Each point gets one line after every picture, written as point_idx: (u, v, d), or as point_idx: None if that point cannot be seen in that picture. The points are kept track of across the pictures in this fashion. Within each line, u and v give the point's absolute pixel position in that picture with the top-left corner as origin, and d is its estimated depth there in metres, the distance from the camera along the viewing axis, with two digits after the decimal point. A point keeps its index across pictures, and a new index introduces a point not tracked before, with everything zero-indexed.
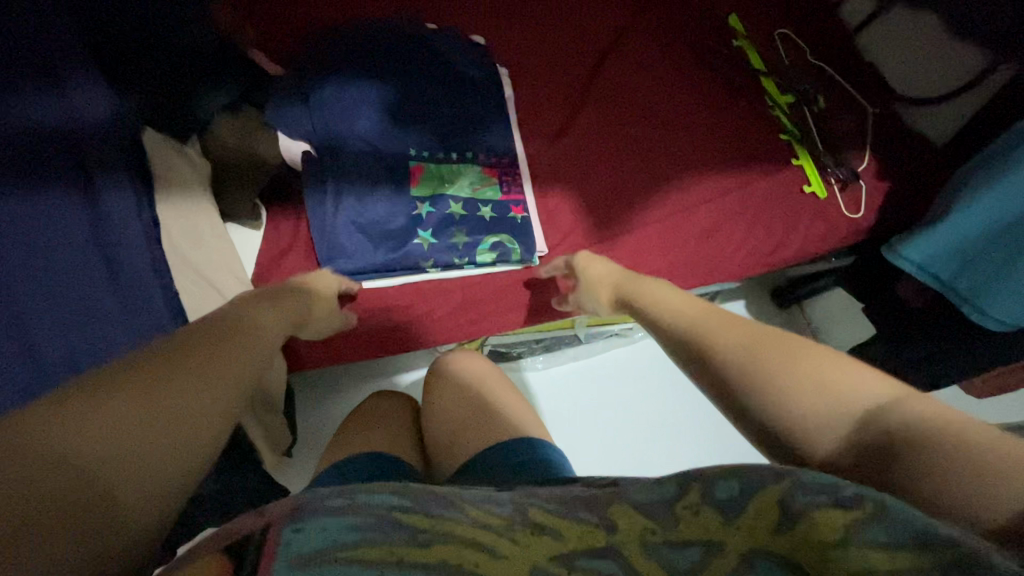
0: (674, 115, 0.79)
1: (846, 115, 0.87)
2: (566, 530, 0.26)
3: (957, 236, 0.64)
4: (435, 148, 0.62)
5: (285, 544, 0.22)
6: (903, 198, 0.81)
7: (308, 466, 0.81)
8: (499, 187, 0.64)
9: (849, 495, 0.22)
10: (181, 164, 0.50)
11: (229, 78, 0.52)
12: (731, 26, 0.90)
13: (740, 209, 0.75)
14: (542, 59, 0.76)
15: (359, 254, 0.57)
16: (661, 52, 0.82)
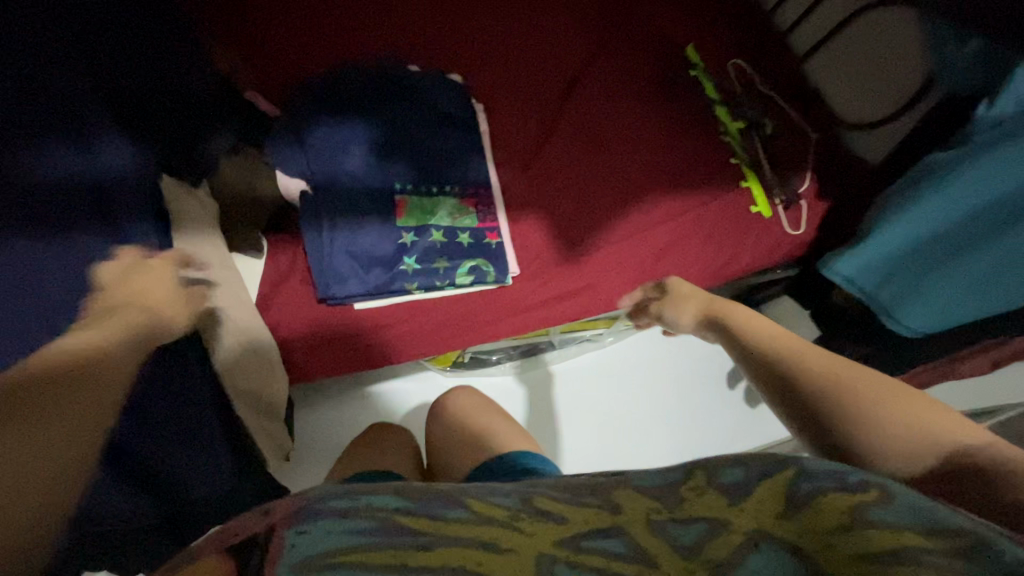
0: (634, 142, 0.86)
1: (791, 139, 0.96)
2: (572, 515, 0.28)
3: (894, 243, 0.69)
4: (416, 179, 0.69)
5: (290, 545, 0.24)
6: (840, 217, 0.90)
7: (302, 468, 0.87)
8: (476, 216, 0.71)
9: (859, 482, 0.27)
10: (191, 203, 0.56)
11: (229, 127, 0.60)
12: (687, 56, 0.98)
13: (692, 228, 0.84)
14: (514, 93, 0.83)
15: (350, 279, 0.63)
16: (622, 84, 0.90)
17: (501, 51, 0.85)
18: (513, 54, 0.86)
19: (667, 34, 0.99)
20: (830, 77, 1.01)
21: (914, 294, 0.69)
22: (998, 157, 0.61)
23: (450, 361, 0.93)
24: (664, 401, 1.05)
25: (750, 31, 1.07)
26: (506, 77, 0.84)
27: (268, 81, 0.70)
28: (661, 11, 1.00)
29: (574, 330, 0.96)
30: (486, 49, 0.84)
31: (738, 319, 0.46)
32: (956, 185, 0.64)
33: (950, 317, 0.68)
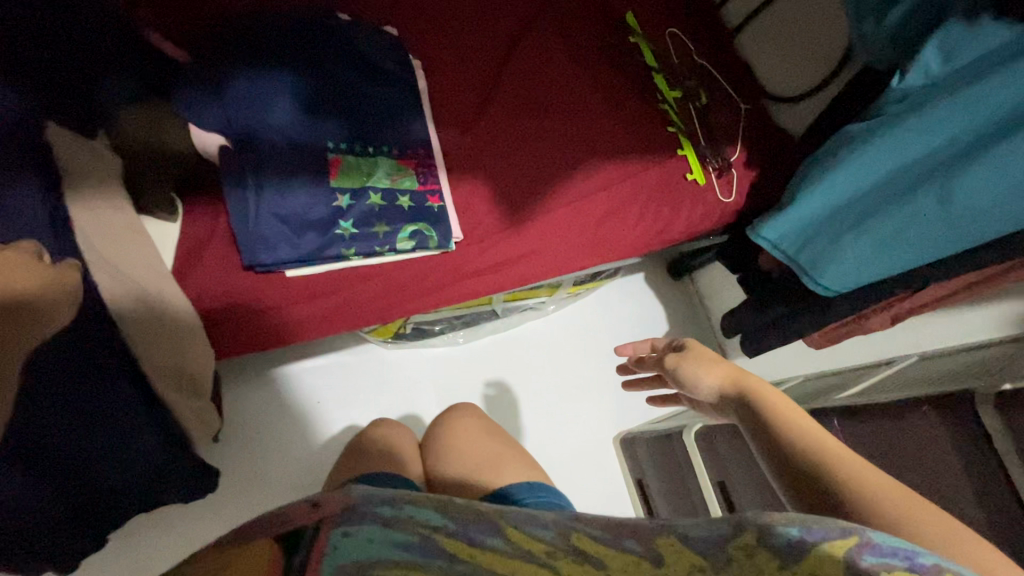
0: (575, 107, 0.86)
1: (725, 109, 0.99)
2: (610, 561, 0.31)
3: (805, 215, 0.75)
4: (351, 139, 0.65)
5: (334, 545, 0.31)
6: (767, 186, 0.95)
7: (235, 450, 0.82)
8: (417, 178, 0.68)
9: (932, 569, 0.25)
10: (92, 163, 0.52)
11: (131, 74, 0.54)
12: (627, 22, 0.98)
13: (631, 195, 0.85)
14: (453, 52, 0.80)
15: (282, 246, 0.59)
16: (562, 48, 0.89)
17: (439, 5, 0.81)
18: (450, 10, 0.82)
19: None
20: (761, 49, 1.07)
21: (832, 258, 0.73)
22: (907, 125, 0.65)
23: (393, 333, 0.90)
24: (606, 366, 1.09)
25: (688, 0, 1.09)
26: (444, 35, 0.80)
27: (176, 23, 0.63)
28: None
29: (518, 299, 0.96)
30: (421, 2, 0.80)
31: (782, 416, 0.42)
32: (858, 159, 0.69)
33: (859, 279, 0.73)
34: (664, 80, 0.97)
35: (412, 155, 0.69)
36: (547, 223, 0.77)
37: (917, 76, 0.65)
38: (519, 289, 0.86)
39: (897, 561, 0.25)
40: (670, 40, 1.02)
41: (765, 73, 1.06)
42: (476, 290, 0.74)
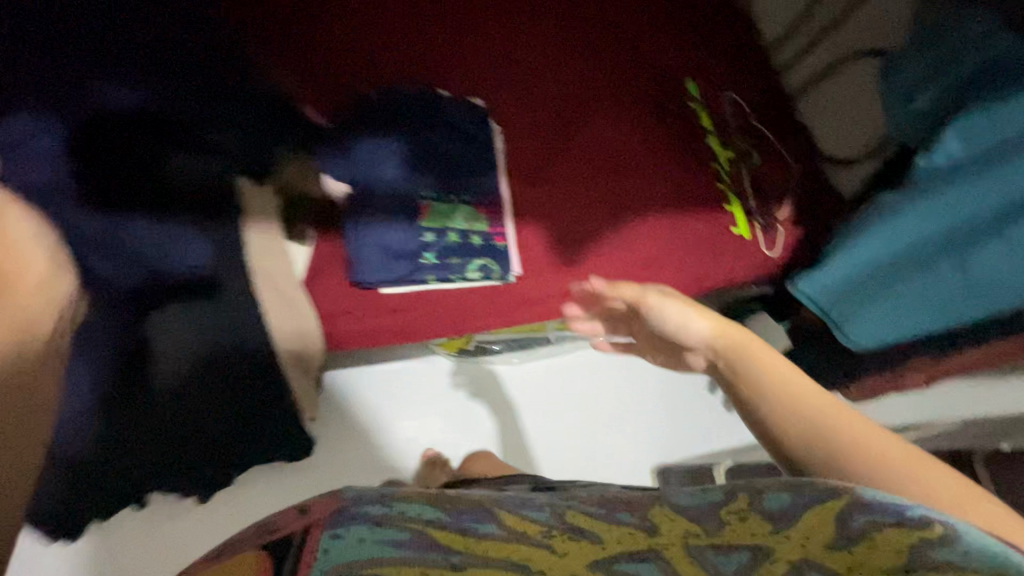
0: (631, 165, 0.98)
1: (777, 169, 1.06)
2: (605, 535, 0.40)
3: (839, 272, 0.79)
4: (439, 188, 0.81)
5: (325, 548, 0.37)
6: (811, 243, 1.01)
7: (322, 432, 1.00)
8: (488, 222, 0.83)
9: (917, 519, 0.33)
10: (256, 200, 0.73)
11: (288, 138, 0.74)
12: (686, 89, 1.09)
13: (676, 245, 0.95)
14: (527, 116, 0.95)
15: (381, 269, 0.75)
16: (623, 113, 1.02)
17: (519, 76, 0.97)
18: (528, 81, 0.97)
19: (670, 67, 1.10)
20: (819, 113, 1.13)
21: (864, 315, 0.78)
22: (940, 197, 0.70)
23: (457, 347, 1.05)
24: (648, 398, 1.17)
25: (750, 66, 1.18)
26: (521, 103, 0.96)
27: (318, 94, 0.83)
28: (667, 46, 1.11)
29: (569, 329, 1.08)
30: (504, 76, 0.96)
31: (768, 380, 0.51)
32: (890, 226, 0.74)
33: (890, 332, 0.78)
34: (717, 141, 1.07)
35: (486, 203, 0.84)
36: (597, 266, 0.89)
37: (946, 151, 0.70)
38: (570, 320, 0.99)
39: (891, 516, 0.33)
40: (727, 104, 1.12)
41: (821, 136, 1.12)
42: (531, 317, 0.87)
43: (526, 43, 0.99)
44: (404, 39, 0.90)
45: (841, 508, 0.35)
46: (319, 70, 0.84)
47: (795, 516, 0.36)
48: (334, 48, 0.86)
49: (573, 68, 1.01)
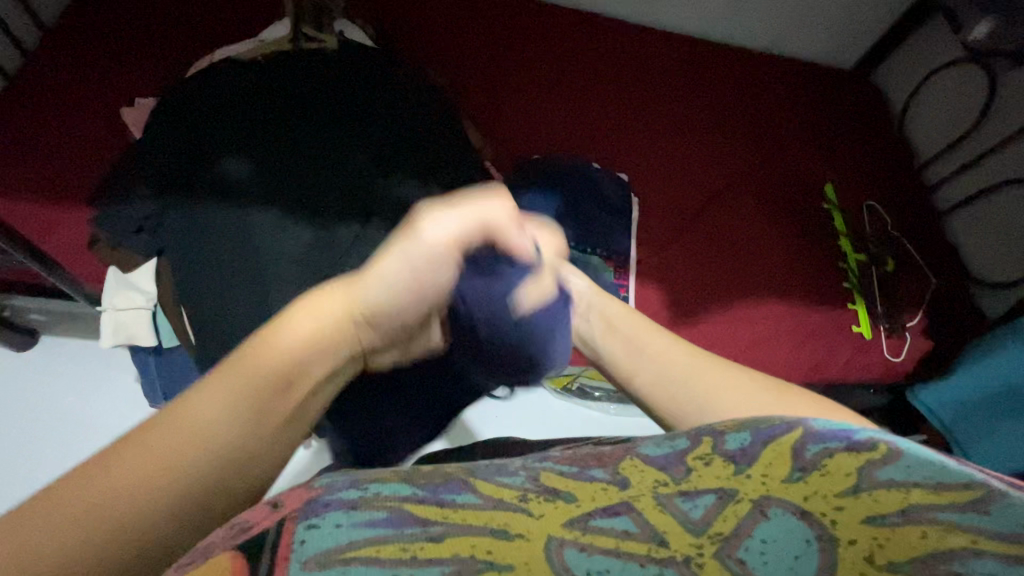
0: (756, 251, 1.06)
1: (913, 278, 1.07)
2: (580, 494, 0.34)
3: (964, 383, 0.82)
4: (579, 240, 0.97)
5: (300, 540, 0.28)
6: (938, 358, 1.01)
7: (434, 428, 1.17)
8: (614, 274, 0.97)
9: (863, 441, 0.32)
10: None
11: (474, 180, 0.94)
12: (824, 192, 1.15)
13: (791, 331, 1.00)
14: (666, 193, 1.09)
15: None
16: (756, 204, 1.11)
17: (664, 162, 1.11)
18: (672, 165, 1.11)
19: (810, 170, 1.17)
20: (971, 233, 1.13)
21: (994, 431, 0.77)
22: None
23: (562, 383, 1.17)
24: None
25: (897, 177, 1.21)
26: (662, 182, 1.10)
27: (500, 157, 1.05)
28: (810, 151, 1.19)
29: None
30: (651, 158, 1.11)
31: (639, 345, 0.54)
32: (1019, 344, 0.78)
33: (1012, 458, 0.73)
34: (850, 244, 1.10)
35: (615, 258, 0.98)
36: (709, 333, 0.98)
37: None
38: None
39: (838, 441, 0.33)
40: (865, 211, 1.15)
41: (973, 256, 1.13)
42: None
43: (674, 133, 1.14)
44: (574, 122, 1.11)
45: (791, 442, 0.33)
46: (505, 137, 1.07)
47: (752, 454, 0.33)
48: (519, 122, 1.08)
49: (712, 160, 1.13)
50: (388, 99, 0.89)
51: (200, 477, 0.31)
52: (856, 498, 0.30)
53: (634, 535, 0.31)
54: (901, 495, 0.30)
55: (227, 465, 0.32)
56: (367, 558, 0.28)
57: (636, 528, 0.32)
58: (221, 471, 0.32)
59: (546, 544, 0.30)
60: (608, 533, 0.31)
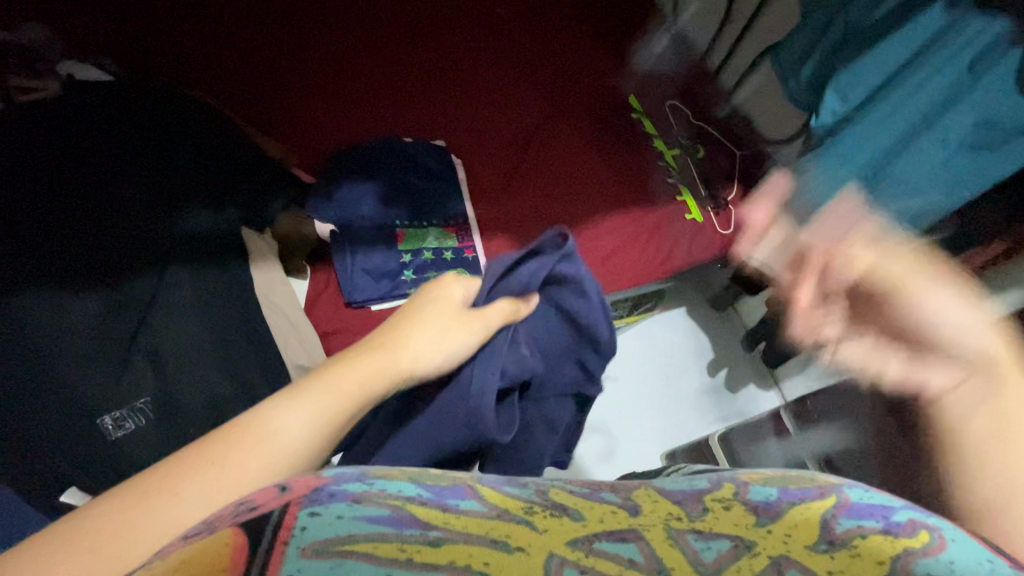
0: (577, 181, 1.11)
1: (720, 159, 1.24)
2: (587, 516, 0.34)
3: (799, 215, 0.94)
4: (412, 220, 0.99)
5: (302, 526, 0.28)
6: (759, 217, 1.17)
7: None
8: (457, 239, 1.00)
9: (903, 527, 0.34)
10: (262, 246, 0.88)
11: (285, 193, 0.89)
12: (629, 103, 1.25)
13: (631, 238, 1.08)
14: (480, 148, 1.10)
15: (366, 289, 0.93)
16: (568, 136, 1.16)
17: (451, 96, 1.14)
18: (471, 118, 1.13)
19: (613, 88, 1.26)
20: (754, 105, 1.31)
21: None
22: (861, 125, 0.83)
23: None
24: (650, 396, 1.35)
25: (689, 75, 1.36)
26: (474, 139, 1.11)
27: (308, 158, 1.02)
28: (601, 66, 1.28)
29: None
30: (455, 121, 1.12)
31: None
32: (823, 165, 0.88)
33: None
34: (664, 143, 1.22)
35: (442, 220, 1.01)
36: None
37: (828, 116, 0.86)
38: None
39: (879, 523, 0.34)
40: (667, 113, 1.27)
41: (765, 123, 1.30)
42: None
43: (468, 91, 1.16)
44: (374, 112, 1.09)
45: (824, 509, 0.36)
46: (316, 146, 1.03)
47: (779, 512, 0.36)
48: (321, 122, 1.05)
49: (520, 106, 1.17)
50: (164, 129, 0.83)
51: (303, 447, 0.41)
52: None
53: (643, 564, 0.31)
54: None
55: (326, 424, 0.43)
56: (365, 553, 0.27)
57: (644, 556, 0.31)
58: (338, 415, 0.44)
59: (547, 558, 0.30)
60: (610, 558, 0.31)
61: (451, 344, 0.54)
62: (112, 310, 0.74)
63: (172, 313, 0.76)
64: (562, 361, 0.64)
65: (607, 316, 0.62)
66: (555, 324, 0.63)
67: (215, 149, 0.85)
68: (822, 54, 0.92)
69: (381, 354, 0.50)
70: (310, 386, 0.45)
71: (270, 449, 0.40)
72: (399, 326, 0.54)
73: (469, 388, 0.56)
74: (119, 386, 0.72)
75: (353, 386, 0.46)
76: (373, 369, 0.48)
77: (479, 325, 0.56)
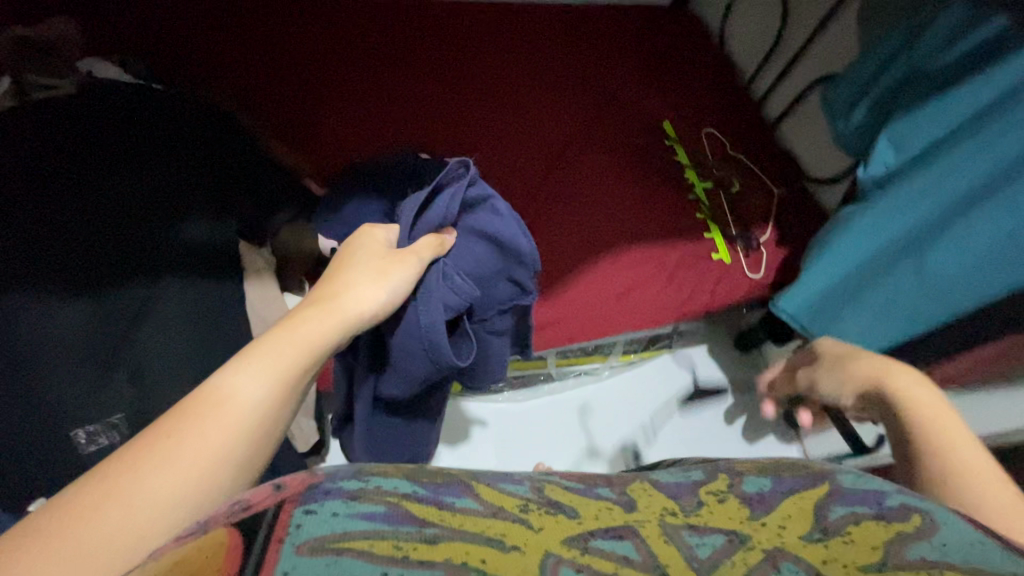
0: (603, 209, 1.12)
1: (758, 195, 1.24)
2: (583, 513, 0.34)
3: (840, 266, 0.93)
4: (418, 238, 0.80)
5: (296, 525, 0.28)
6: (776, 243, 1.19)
7: None
8: None
9: (898, 513, 0.36)
10: (261, 266, 0.89)
11: (289, 205, 0.88)
12: (663, 128, 1.27)
13: (638, 267, 1.09)
14: (513, 175, 1.10)
15: None
16: (595, 166, 1.17)
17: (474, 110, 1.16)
18: (512, 148, 1.13)
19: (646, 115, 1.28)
20: (800, 139, 1.34)
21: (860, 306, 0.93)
22: (916, 182, 0.83)
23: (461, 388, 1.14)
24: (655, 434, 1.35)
25: (731, 103, 1.37)
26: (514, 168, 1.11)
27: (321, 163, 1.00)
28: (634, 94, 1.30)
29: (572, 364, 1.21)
30: (496, 146, 1.12)
31: None
32: (871, 216, 0.88)
33: (865, 339, 0.96)
34: (696, 174, 1.22)
35: None
36: (578, 290, 1.03)
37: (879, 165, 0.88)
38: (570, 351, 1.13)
39: (873, 509, 0.36)
40: (703, 140, 1.28)
41: (809, 155, 1.32)
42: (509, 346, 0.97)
43: (509, 121, 1.17)
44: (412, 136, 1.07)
45: (817, 498, 0.37)
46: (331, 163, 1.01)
47: (772, 504, 0.37)
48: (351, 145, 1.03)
49: (554, 132, 1.18)
50: (169, 140, 0.82)
51: (268, 403, 0.40)
52: None
53: (637, 561, 0.32)
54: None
55: (287, 379, 0.42)
56: (360, 552, 0.27)
57: (639, 556, 0.32)
58: (301, 368, 0.43)
59: (543, 558, 0.30)
60: (607, 555, 0.32)
61: (392, 281, 0.54)
62: (101, 315, 0.74)
63: (156, 330, 0.76)
64: (494, 279, 0.68)
65: (521, 231, 0.68)
66: (482, 250, 0.66)
67: (223, 163, 0.85)
68: (870, 103, 0.90)
69: (328, 309, 0.48)
70: (259, 346, 0.43)
71: (233, 415, 0.38)
72: (334, 278, 0.52)
73: (418, 326, 0.60)
74: (94, 396, 0.72)
75: (311, 339, 0.45)
76: (328, 321, 0.47)
77: (412, 259, 0.56)
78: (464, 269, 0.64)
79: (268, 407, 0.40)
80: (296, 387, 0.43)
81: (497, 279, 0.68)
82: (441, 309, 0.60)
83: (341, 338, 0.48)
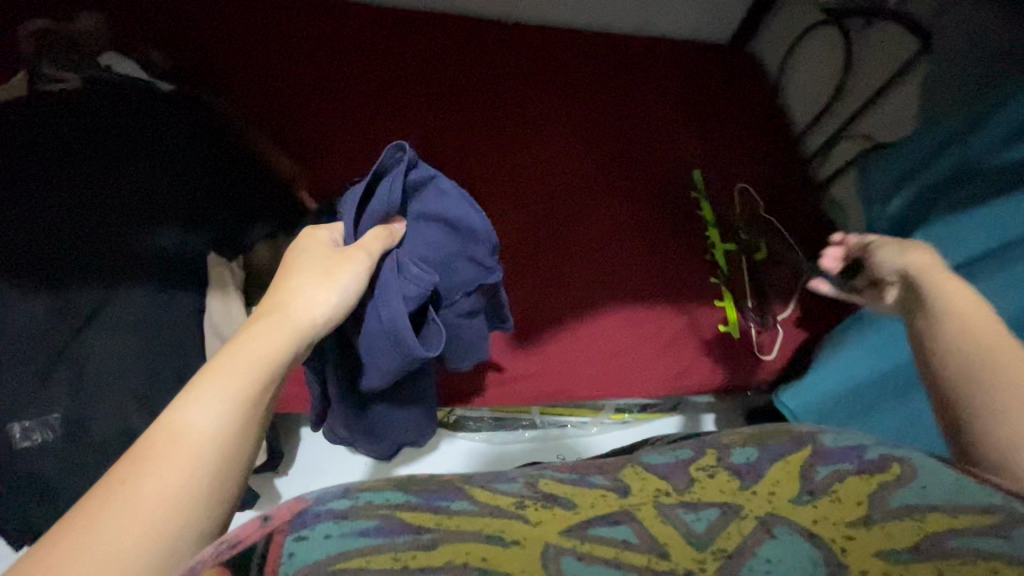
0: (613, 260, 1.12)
1: (785, 268, 1.16)
2: (579, 502, 0.34)
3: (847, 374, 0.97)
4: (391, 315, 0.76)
5: (288, 553, 0.29)
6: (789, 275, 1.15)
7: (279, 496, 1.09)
8: None
9: (878, 462, 0.34)
10: (225, 274, 0.83)
11: (264, 222, 0.84)
12: (693, 178, 1.23)
13: (635, 320, 1.09)
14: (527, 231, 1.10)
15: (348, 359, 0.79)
16: (611, 213, 1.16)
17: (494, 133, 1.16)
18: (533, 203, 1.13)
19: (674, 160, 1.25)
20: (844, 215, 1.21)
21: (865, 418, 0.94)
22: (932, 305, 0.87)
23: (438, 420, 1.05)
24: None
25: (768, 148, 1.30)
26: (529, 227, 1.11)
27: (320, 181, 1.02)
28: (667, 129, 1.27)
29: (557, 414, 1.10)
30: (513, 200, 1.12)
31: None
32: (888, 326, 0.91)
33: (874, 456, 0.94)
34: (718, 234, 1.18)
35: None
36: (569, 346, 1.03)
37: None
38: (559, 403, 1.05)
39: (852, 463, 0.34)
40: (733, 195, 1.23)
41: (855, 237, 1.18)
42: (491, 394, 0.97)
43: (528, 182, 1.14)
44: None
45: (800, 461, 0.35)
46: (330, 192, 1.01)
47: (760, 471, 0.35)
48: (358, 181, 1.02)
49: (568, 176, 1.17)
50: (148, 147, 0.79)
51: (227, 427, 0.36)
52: (869, 531, 0.31)
53: (636, 544, 0.32)
54: (915, 525, 0.31)
55: (246, 398, 0.37)
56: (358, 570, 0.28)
57: (639, 539, 0.32)
58: (262, 384, 0.39)
59: (543, 550, 0.31)
60: (606, 541, 0.32)
61: (341, 280, 0.50)
62: (61, 306, 0.75)
63: (105, 332, 0.76)
64: (454, 259, 0.67)
65: (469, 206, 0.66)
66: (436, 233, 0.65)
67: (203, 169, 0.81)
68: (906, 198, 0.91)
69: (283, 320, 0.44)
70: (209, 369, 0.38)
71: (188, 448, 0.34)
72: (281, 287, 0.48)
73: (382, 323, 0.60)
74: (33, 395, 0.74)
75: (268, 352, 0.41)
76: (279, 332, 0.43)
77: (358, 255, 0.54)
78: (417, 256, 0.63)
79: (229, 435, 0.36)
80: (260, 406, 0.38)
81: (457, 259, 0.67)
82: (399, 302, 0.59)
83: (299, 346, 0.44)
